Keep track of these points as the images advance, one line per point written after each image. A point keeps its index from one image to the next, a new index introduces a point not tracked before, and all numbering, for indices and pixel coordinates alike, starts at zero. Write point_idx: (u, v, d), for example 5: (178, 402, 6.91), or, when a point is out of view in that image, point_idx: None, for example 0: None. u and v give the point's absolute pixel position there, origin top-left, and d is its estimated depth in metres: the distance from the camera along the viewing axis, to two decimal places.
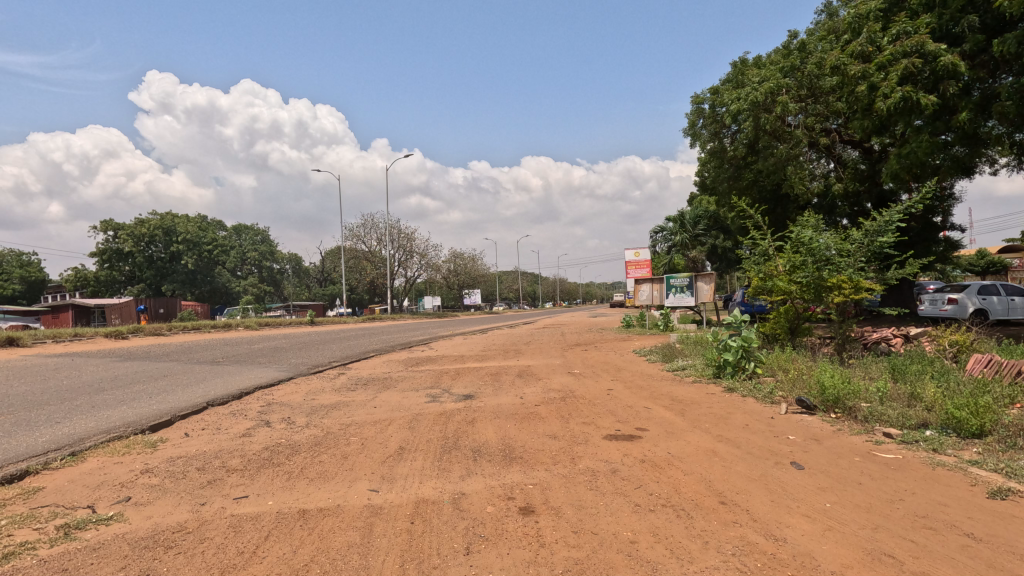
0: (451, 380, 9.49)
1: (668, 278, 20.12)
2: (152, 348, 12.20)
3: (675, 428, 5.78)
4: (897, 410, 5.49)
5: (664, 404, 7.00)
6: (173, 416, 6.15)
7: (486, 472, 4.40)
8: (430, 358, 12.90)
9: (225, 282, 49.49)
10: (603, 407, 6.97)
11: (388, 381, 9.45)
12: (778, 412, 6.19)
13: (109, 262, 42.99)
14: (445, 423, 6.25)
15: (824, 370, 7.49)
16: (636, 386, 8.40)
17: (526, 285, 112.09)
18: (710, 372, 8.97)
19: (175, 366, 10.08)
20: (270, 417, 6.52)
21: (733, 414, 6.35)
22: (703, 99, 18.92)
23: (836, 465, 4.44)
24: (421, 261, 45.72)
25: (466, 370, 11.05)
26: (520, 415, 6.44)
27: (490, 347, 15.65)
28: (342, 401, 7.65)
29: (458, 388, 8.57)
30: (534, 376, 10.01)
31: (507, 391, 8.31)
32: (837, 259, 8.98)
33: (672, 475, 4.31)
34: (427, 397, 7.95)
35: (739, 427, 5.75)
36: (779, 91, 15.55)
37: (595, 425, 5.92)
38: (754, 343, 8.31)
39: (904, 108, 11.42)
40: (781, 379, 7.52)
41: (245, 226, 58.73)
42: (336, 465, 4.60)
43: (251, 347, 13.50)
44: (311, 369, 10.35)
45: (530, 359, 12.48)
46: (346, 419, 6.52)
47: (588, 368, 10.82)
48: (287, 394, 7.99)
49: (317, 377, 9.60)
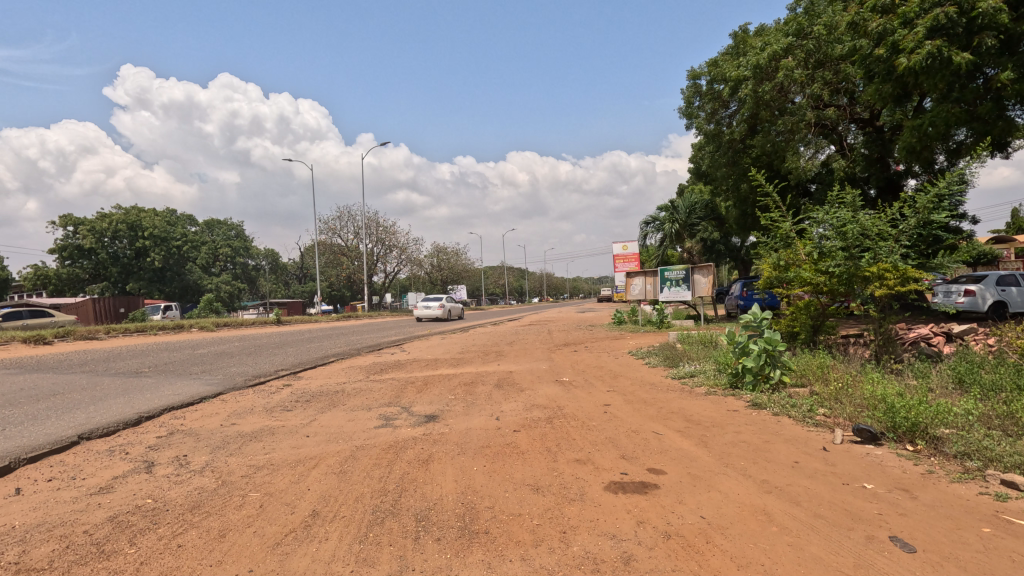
0: (414, 394, 7.88)
1: (663, 271, 18.63)
2: (68, 356, 10.41)
3: (702, 470, 4.27)
4: (1010, 446, 4.00)
5: (678, 429, 5.47)
6: (13, 460, 4.48)
7: (430, 568, 2.82)
8: (398, 364, 11.25)
9: (197, 279, 47.37)
10: (601, 432, 5.44)
11: (337, 396, 7.79)
12: (832, 443, 4.70)
13: (70, 260, 40.67)
14: (391, 461, 4.67)
15: (874, 382, 6.04)
16: (638, 402, 6.87)
17: (513, 281, 110.64)
18: (726, 380, 7.54)
19: (84, 379, 8.34)
20: (156, 457, 4.85)
21: (771, 444, 4.86)
22: (700, 73, 17.52)
23: (962, 542, 2.95)
24: (401, 256, 43.91)
25: (437, 377, 9.46)
26: (493, 450, 4.88)
27: (469, 348, 14.06)
28: (268, 427, 5.99)
29: (420, 406, 6.97)
30: (515, 385, 8.46)
31: (481, 410, 6.72)
32: (873, 240, 7.55)
33: (720, 567, 2.77)
34: (379, 419, 6.33)
35: (788, 467, 4.25)
36: (785, 55, 14.15)
37: (594, 466, 4.37)
38: (780, 346, 6.88)
39: (932, 68, 9.98)
40: (823, 395, 6.01)
41: (218, 222, 56.51)
42: (202, 555, 2.98)
43: (191, 353, 11.68)
44: (250, 380, 8.65)
45: (513, 364, 10.87)
46: (260, 458, 4.88)
47: (579, 374, 9.30)
48: (201, 418, 6.31)
49: (252, 393, 7.91)
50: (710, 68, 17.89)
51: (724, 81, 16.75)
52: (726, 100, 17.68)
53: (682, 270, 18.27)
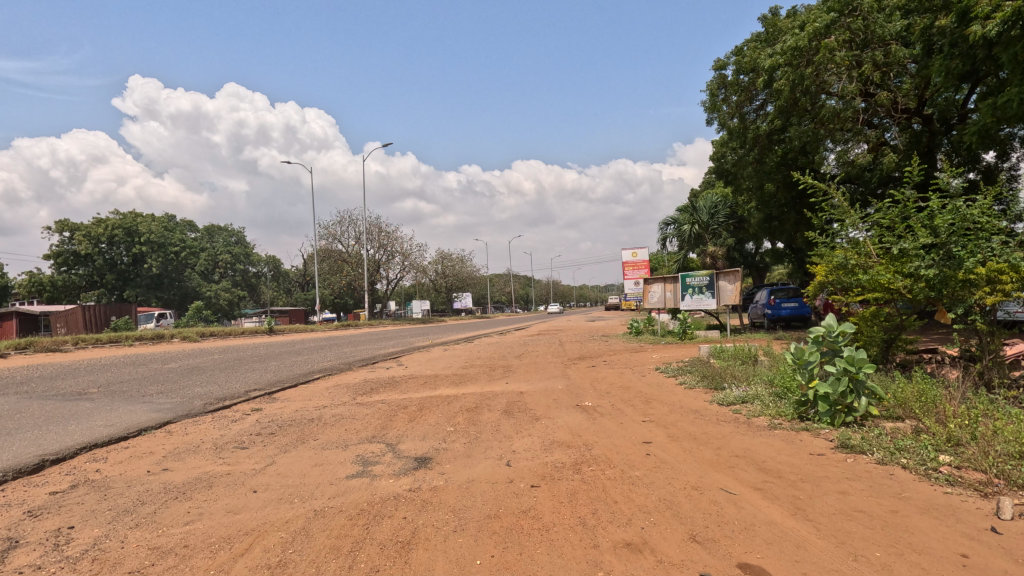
0: (405, 424, 6.42)
1: (685, 278, 17.13)
2: (12, 374, 9.02)
3: (827, 570, 2.79)
4: None
5: (755, 486, 4.00)
6: None
7: None
8: (391, 382, 9.81)
9: (196, 285, 46.27)
10: (652, 492, 3.99)
11: (310, 427, 6.33)
12: (1003, 521, 3.21)
13: (65, 266, 39.72)
14: (358, 544, 3.21)
15: (1010, 419, 4.56)
16: (687, 439, 5.40)
17: (519, 290, 109.35)
18: (792, 410, 6.06)
19: (9, 403, 6.93)
20: (26, 532, 3.43)
21: (905, 517, 3.39)
22: (726, 63, 16.09)
23: None
24: (404, 262, 42.56)
25: (435, 400, 8.01)
26: (506, 525, 3.42)
27: (474, 362, 12.63)
28: (206, 476, 4.56)
29: (409, 443, 5.51)
30: (528, 412, 6.98)
31: (486, 450, 5.27)
32: (974, 234, 6.20)
33: None
34: (355, 464, 4.89)
35: (958, 568, 2.77)
36: (826, 35, 12.62)
37: (658, 562, 2.91)
38: (865, 368, 5.43)
39: (1009, 36, 8.65)
40: (942, 438, 4.53)
41: (218, 228, 55.55)
42: None
43: (159, 368, 10.27)
44: (210, 405, 7.23)
45: (524, 383, 9.39)
46: (176, 532, 3.45)
47: (604, 397, 7.84)
48: (127, 462, 4.89)
49: (207, 421, 6.48)
50: (736, 57, 16.49)
51: (753, 70, 15.31)
52: (755, 91, 16.20)
53: (705, 276, 16.78)
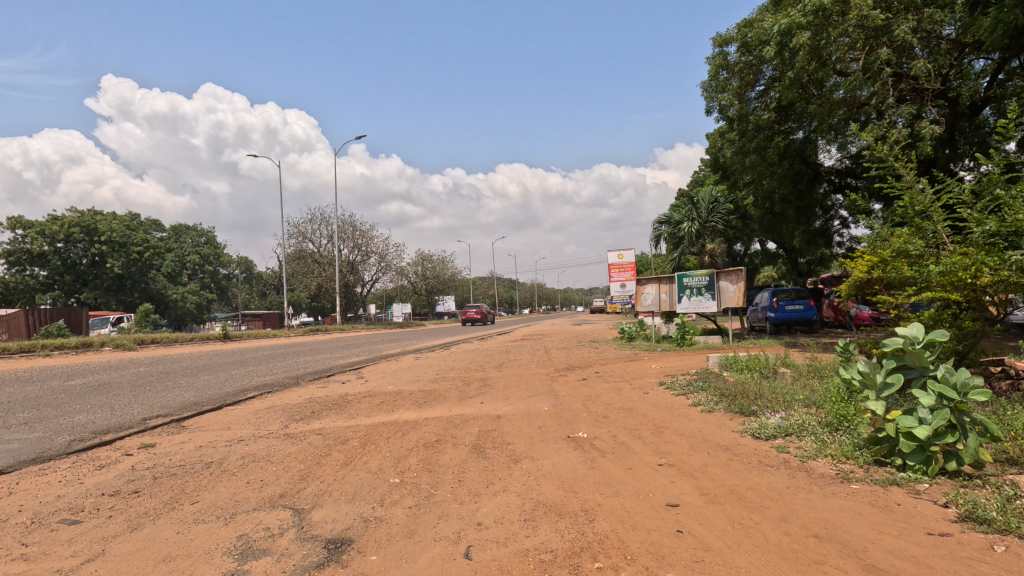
0: (334, 472, 4.66)
1: (681, 278, 15.54)
2: None
3: None
4: None
5: None
6: None
7: None
8: (341, 401, 8.04)
9: (161, 287, 43.61)
10: None
11: (200, 477, 4.54)
12: None
13: (18, 266, 37.28)
14: None
15: None
16: (730, 500, 3.74)
17: (503, 293, 107.80)
18: (861, 450, 4.46)
19: None
20: None
21: None
22: (729, 39, 14.58)
23: None
24: (379, 263, 40.59)
25: (386, 429, 6.27)
26: None
27: (446, 373, 10.89)
28: None
29: (327, 509, 3.79)
30: (504, 449, 5.27)
31: (437, 522, 3.55)
32: None
33: None
34: (231, 552, 3.16)
35: None
36: None
37: None
38: (973, 397, 3.83)
39: None
40: None
41: (187, 227, 53.09)
42: None
43: (55, 386, 8.36)
44: (80, 443, 5.39)
45: (501, 404, 7.66)
46: None
47: (602, 424, 6.17)
48: None
49: (59, 470, 4.66)
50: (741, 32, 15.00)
51: (760, 43, 13.83)
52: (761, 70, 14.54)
53: (704, 275, 15.19)
